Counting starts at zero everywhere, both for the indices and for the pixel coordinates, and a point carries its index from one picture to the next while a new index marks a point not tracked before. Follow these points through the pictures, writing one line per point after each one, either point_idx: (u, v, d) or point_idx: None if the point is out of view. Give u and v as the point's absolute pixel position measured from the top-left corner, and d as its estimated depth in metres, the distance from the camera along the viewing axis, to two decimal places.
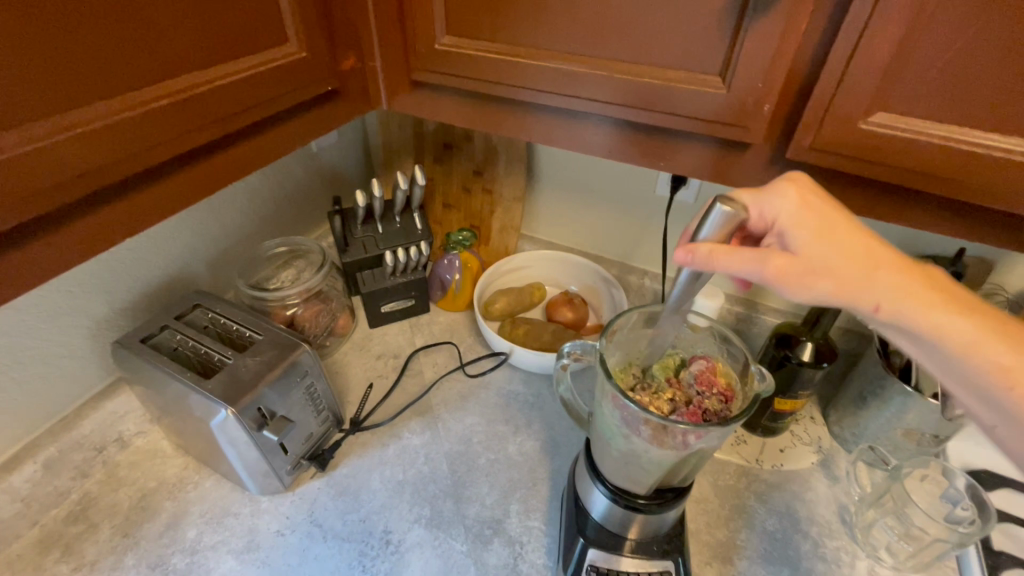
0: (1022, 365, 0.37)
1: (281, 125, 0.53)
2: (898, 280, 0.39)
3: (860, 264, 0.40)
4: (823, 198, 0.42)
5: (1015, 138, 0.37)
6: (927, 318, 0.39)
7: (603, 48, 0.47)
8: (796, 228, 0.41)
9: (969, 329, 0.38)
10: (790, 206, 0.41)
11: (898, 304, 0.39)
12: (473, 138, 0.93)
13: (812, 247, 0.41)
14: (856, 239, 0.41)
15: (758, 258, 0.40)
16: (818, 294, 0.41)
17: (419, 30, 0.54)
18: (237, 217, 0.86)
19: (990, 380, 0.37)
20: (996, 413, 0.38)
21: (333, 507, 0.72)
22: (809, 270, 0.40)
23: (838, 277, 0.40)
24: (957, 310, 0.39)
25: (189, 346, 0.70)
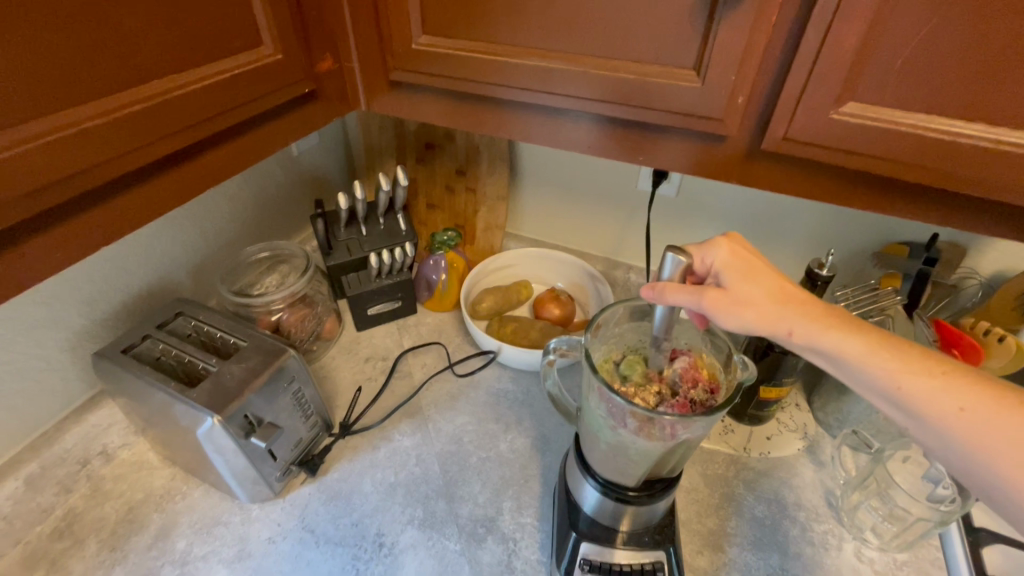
0: (909, 369, 0.39)
1: (257, 129, 0.52)
2: (805, 310, 0.43)
3: (773, 297, 0.44)
4: (750, 251, 0.48)
5: (980, 125, 0.39)
6: (828, 337, 0.41)
7: (578, 44, 0.48)
8: (727, 271, 0.46)
9: (867, 344, 0.40)
10: (722, 255, 0.47)
11: (806, 328, 0.42)
12: (455, 137, 0.93)
13: (740, 284, 0.45)
14: (771, 280, 0.45)
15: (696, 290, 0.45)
16: (741, 321, 0.44)
17: (395, 29, 0.54)
18: (217, 223, 0.85)
19: (883, 384, 0.39)
20: (911, 421, 0.39)
21: (325, 512, 0.71)
22: (735, 302, 0.44)
23: (757, 308, 0.43)
24: (857, 329, 0.41)
25: (172, 355, 0.69)
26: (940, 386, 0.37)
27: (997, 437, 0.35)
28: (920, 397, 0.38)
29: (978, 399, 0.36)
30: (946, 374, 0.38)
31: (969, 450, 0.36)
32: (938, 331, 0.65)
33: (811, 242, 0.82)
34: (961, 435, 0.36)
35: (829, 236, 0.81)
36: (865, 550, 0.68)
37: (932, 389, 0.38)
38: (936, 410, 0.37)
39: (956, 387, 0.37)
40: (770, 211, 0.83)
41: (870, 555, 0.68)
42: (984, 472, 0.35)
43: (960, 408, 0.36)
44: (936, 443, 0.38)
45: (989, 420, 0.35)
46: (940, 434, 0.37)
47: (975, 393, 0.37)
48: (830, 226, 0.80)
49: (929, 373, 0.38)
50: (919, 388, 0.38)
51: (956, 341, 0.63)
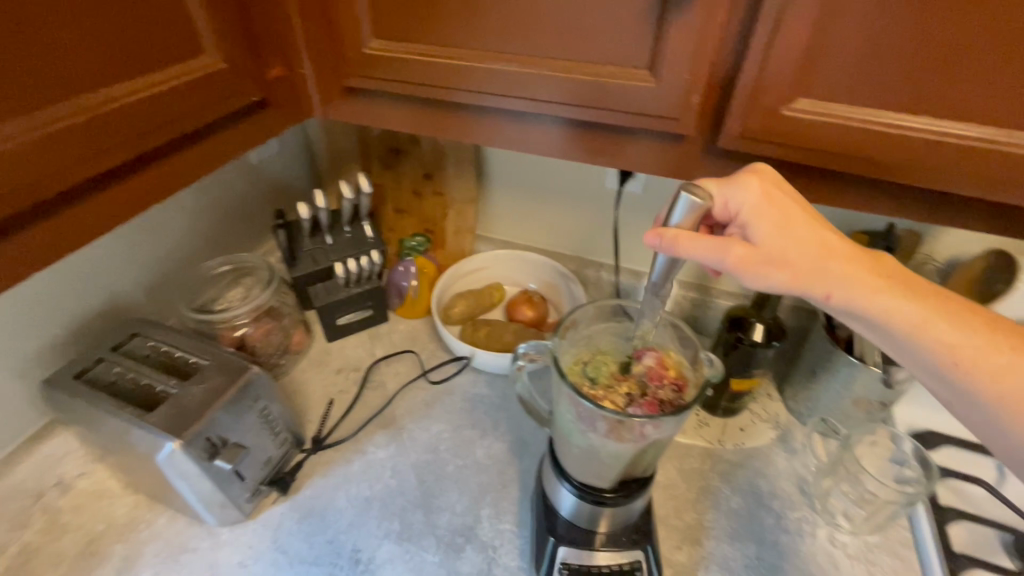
0: (970, 345, 0.38)
1: (205, 140, 0.50)
2: (848, 270, 0.41)
3: (813, 253, 0.42)
4: (787, 192, 0.44)
5: (924, 117, 0.39)
6: (878, 304, 0.40)
7: (533, 45, 0.47)
8: (759, 219, 0.43)
9: (922, 314, 0.39)
10: (753, 199, 0.43)
11: (849, 292, 0.41)
12: (420, 141, 0.91)
13: (774, 239, 0.43)
14: (810, 231, 0.43)
15: (722, 247, 0.42)
16: (771, 280, 0.42)
17: (345, 34, 0.53)
18: (174, 238, 0.82)
19: (941, 359, 0.38)
20: (961, 400, 0.38)
21: (298, 531, 0.70)
22: (766, 260, 0.42)
23: (791, 268, 0.42)
24: (910, 295, 0.40)
25: (129, 379, 0.66)
26: (1006, 363, 0.37)
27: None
28: (983, 374, 0.37)
29: None
30: (1013, 350, 0.37)
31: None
32: None
33: None
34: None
35: None
36: (837, 535, 0.70)
37: (996, 368, 0.37)
38: (995, 390, 0.37)
39: (1021, 366, 0.37)
40: None
41: (843, 539, 0.69)
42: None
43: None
44: (985, 424, 0.38)
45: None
46: (998, 417, 0.37)
47: None
48: None
49: (995, 349, 0.37)
50: (980, 365, 0.37)
51: None
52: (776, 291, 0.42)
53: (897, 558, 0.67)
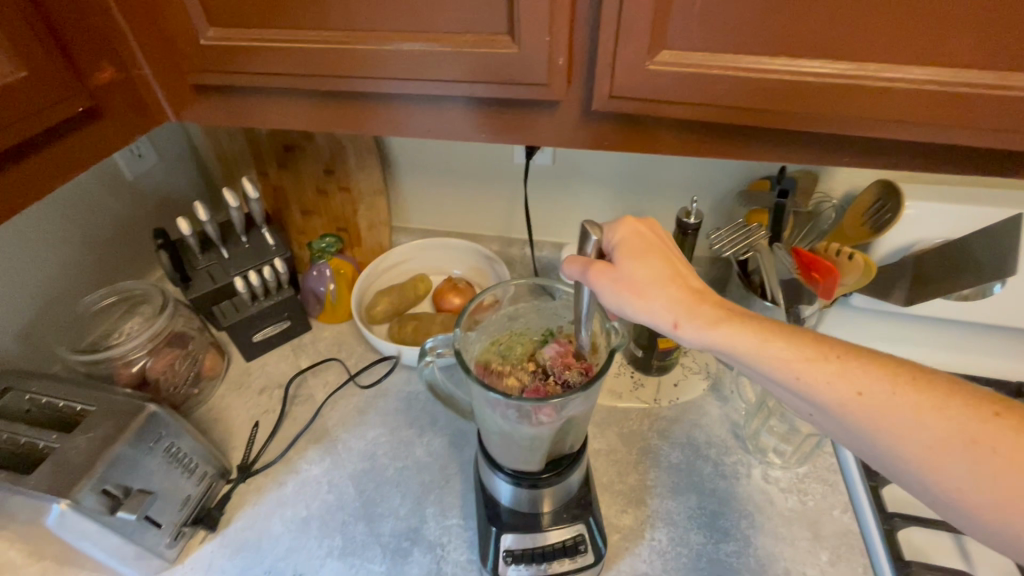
0: (803, 359, 0.39)
1: (21, 164, 0.42)
2: (694, 302, 0.43)
3: (664, 284, 0.43)
4: (656, 234, 0.47)
5: (781, 60, 0.39)
6: (719, 333, 0.41)
7: (386, 20, 0.43)
8: (623, 248, 0.45)
9: (761, 337, 0.40)
10: (622, 232, 0.46)
11: (694, 323, 0.42)
12: (314, 137, 0.83)
13: (632, 264, 0.44)
14: (666, 264, 0.44)
15: (583, 264, 0.45)
16: (621, 302, 0.43)
17: (175, 24, 0.47)
18: (42, 275, 0.73)
19: (783, 375, 0.39)
20: (813, 408, 0.39)
21: (232, 567, 0.66)
22: (618, 281, 0.44)
23: (639, 290, 0.43)
24: (750, 322, 0.41)
25: (5, 440, 0.59)
26: (836, 372, 0.38)
27: (901, 416, 0.35)
28: (820, 385, 0.38)
29: (874, 380, 0.37)
30: (841, 358, 0.38)
31: (871, 431, 0.36)
32: (796, 258, 0.69)
33: (687, 189, 0.83)
34: (866, 418, 0.36)
35: (702, 181, 0.82)
36: (770, 471, 0.73)
37: (831, 375, 0.38)
38: (834, 394, 0.37)
39: (853, 370, 0.37)
40: (644, 167, 0.83)
41: (776, 474, 0.72)
42: (888, 448, 0.36)
43: (858, 392, 0.37)
44: (839, 429, 0.38)
45: (885, 399, 0.36)
46: (846, 421, 0.38)
47: (871, 374, 0.37)
48: (702, 170, 0.81)
49: (824, 359, 0.38)
50: (817, 377, 0.38)
51: (817, 267, 0.65)
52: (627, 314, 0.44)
53: (824, 484, 0.71)
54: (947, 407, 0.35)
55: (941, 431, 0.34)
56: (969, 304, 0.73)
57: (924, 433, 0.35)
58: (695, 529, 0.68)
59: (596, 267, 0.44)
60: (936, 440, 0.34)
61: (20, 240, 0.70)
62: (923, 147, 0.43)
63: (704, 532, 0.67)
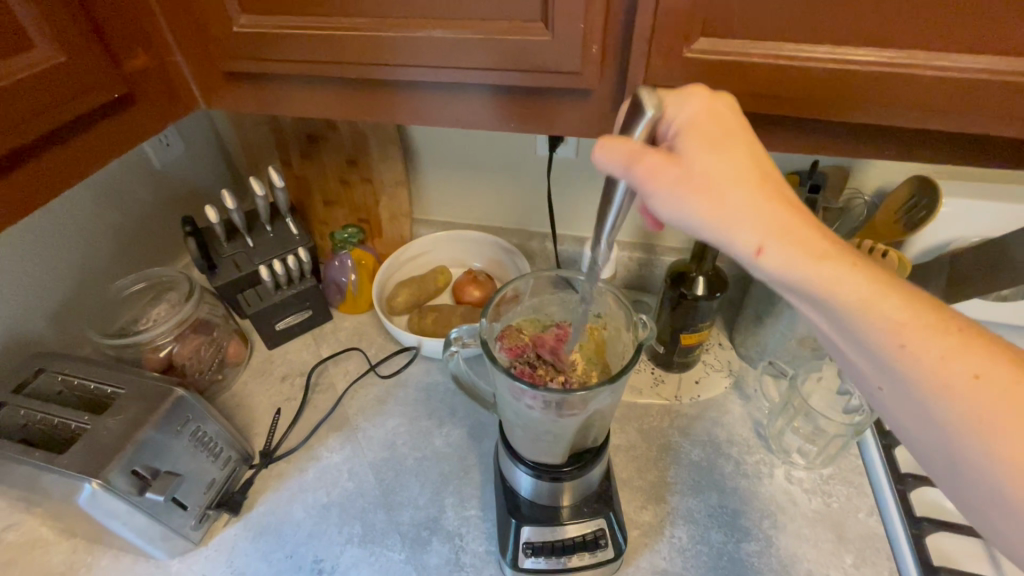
0: (918, 325, 0.34)
1: (61, 147, 0.43)
2: (781, 216, 0.35)
3: (742, 184, 0.35)
4: (736, 116, 0.37)
5: (824, 47, 0.38)
6: (819, 272, 0.34)
7: (418, 6, 0.43)
8: (694, 134, 0.36)
9: (872, 291, 0.34)
10: (695, 117, 0.37)
11: (781, 245, 0.34)
12: (338, 126, 0.84)
13: (701, 160, 0.36)
14: (745, 164, 0.36)
15: (639, 150, 0.35)
16: (684, 205, 0.35)
17: (208, 12, 0.47)
18: (73, 259, 0.75)
19: (885, 341, 0.34)
20: (900, 387, 0.34)
21: (254, 551, 0.67)
22: (685, 180, 0.35)
23: (710, 191, 0.35)
24: (859, 268, 0.35)
25: (38, 420, 0.61)
26: (949, 350, 0.33)
27: (1010, 412, 0.31)
28: (924, 357, 0.33)
29: (993, 365, 0.32)
30: (962, 332, 0.33)
31: (973, 423, 0.32)
32: None
33: None
34: (967, 406, 0.32)
35: None
36: (794, 472, 0.71)
37: (945, 351, 0.33)
38: (938, 369, 0.33)
39: (974, 348, 0.33)
40: None
41: (799, 475, 0.71)
42: (982, 444, 0.31)
43: (975, 373, 0.32)
44: (922, 413, 0.34)
45: (1006, 391, 0.31)
46: (937, 407, 0.33)
47: (991, 358, 0.32)
48: None
49: (946, 330, 0.33)
50: (924, 348, 0.33)
51: None
52: (687, 222, 0.36)
53: (850, 486, 0.70)
54: None
55: None
56: (1006, 304, 0.70)
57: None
58: (715, 528, 0.67)
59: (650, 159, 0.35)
60: None
61: (53, 227, 0.71)
62: (967, 139, 0.42)
63: (725, 530, 0.67)
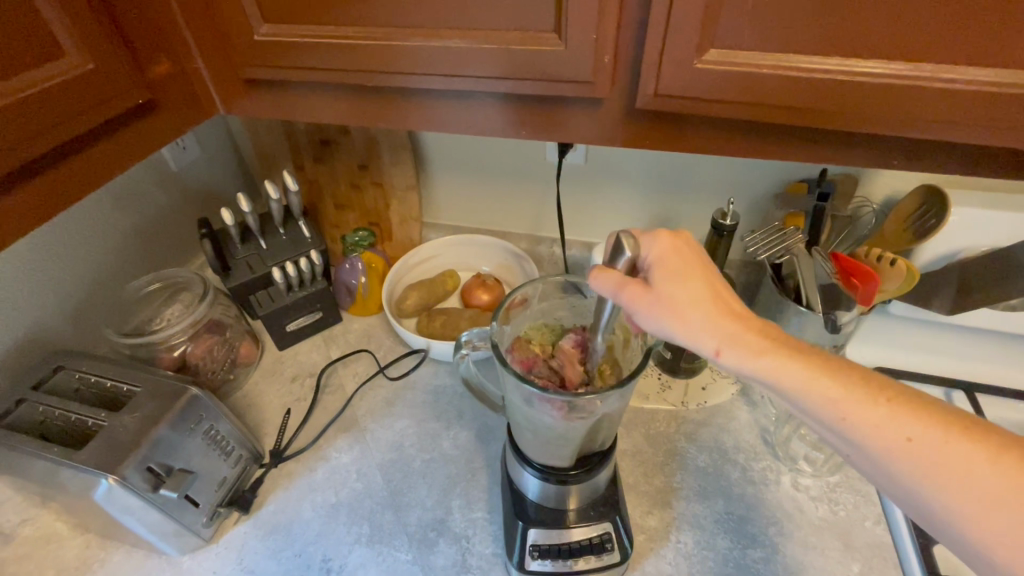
0: (854, 399, 0.36)
1: (86, 151, 0.45)
2: (740, 328, 0.40)
3: (704, 304, 0.41)
4: (693, 248, 0.43)
5: (833, 58, 0.38)
6: (768, 363, 0.38)
7: (434, 16, 0.44)
8: (661, 265, 0.42)
9: (810, 374, 0.37)
10: (661, 252, 0.43)
11: (737, 350, 0.39)
12: (350, 131, 0.85)
13: (670, 286, 0.41)
14: (706, 284, 0.42)
15: (619, 279, 0.41)
16: (661, 323, 0.41)
17: (230, 20, 0.49)
18: (91, 259, 0.77)
19: (828, 416, 0.37)
20: (855, 452, 0.37)
21: (264, 549, 0.67)
22: (658, 303, 0.41)
23: (680, 310, 0.40)
24: (797, 356, 0.38)
25: (56, 416, 0.62)
26: (885, 416, 0.35)
27: (947, 468, 0.33)
28: (863, 428, 0.36)
29: (924, 427, 0.35)
30: (890, 401, 0.36)
31: (916, 481, 0.34)
32: (834, 261, 0.69)
33: (720, 191, 0.83)
34: (909, 468, 0.34)
35: (736, 183, 0.81)
36: (801, 479, 0.71)
37: (878, 419, 0.36)
38: (878, 435, 0.35)
39: (904, 415, 0.35)
40: (677, 167, 0.82)
41: (806, 483, 0.71)
42: (930, 499, 0.34)
43: (907, 438, 0.35)
44: (877, 473, 0.36)
45: (937, 451, 0.34)
46: (887, 468, 0.36)
47: (921, 420, 0.35)
48: (736, 172, 0.80)
49: (875, 401, 0.36)
50: (861, 418, 0.36)
51: (855, 270, 0.66)
52: (664, 335, 0.41)
53: (857, 495, 0.69)
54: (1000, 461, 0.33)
55: (996, 487, 0.32)
56: (1015, 314, 0.70)
57: (974, 482, 0.33)
58: (722, 534, 0.67)
59: (633, 288, 0.40)
60: (982, 490, 0.32)
61: (73, 227, 0.73)
62: (975, 149, 0.42)
63: (731, 536, 0.67)
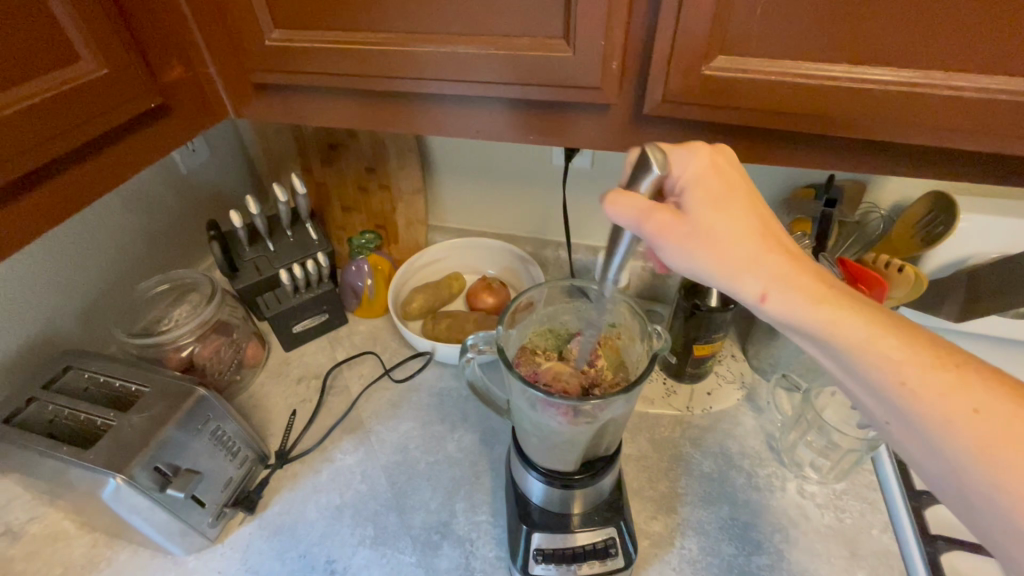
0: (918, 363, 0.35)
1: (100, 154, 0.45)
2: (779, 262, 0.39)
3: (742, 237, 0.39)
4: (733, 171, 0.41)
5: (841, 66, 0.38)
6: (819, 313, 0.37)
7: (443, 22, 0.44)
8: (698, 191, 0.40)
9: (869, 329, 0.37)
10: (696, 174, 0.40)
11: (782, 290, 0.38)
12: (358, 135, 0.86)
13: (706, 217, 0.40)
14: (742, 216, 0.40)
15: (648, 210, 0.39)
16: (692, 258, 0.40)
17: (241, 26, 0.49)
18: (101, 260, 0.78)
19: (886, 377, 0.36)
20: (906, 422, 0.36)
21: (268, 549, 0.68)
22: (693, 237, 0.39)
23: (714, 245, 0.39)
24: (856, 310, 0.37)
25: (66, 415, 0.63)
26: (949, 385, 0.34)
27: (1010, 446, 0.32)
28: (922, 395, 0.35)
29: (993, 400, 0.33)
30: (959, 369, 0.35)
31: (972, 458, 0.33)
32: (841, 268, 0.68)
33: None
34: (969, 440, 0.33)
35: None
36: (806, 486, 0.71)
37: (944, 385, 0.34)
38: (939, 403, 0.34)
39: (973, 384, 0.34)
40: None
41: (812, 489, 0.71)
42: (982, 478, 0.32)
43: (974, 409, 0.33)
44: (927, 447, 0.35)
45: (1001, 427, 0.32)
46: (942, 441, 0.34)
47: (990, 393, 0.34)
48: (743, 177, 0.80)
49: (941, 367, 0.35)
50: (925, 383, 0.35)
51: (862, 278, 0.65)
52: (694, 272, 0.40)
53: (863, 502, 0.69)
54: None
55: None
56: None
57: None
58: (726, 540, 0.67)
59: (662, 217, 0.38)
60: None
61: (85, 228, 0.74)
62: (984, 157, 0.42)
63: (735, 543, 0.66)
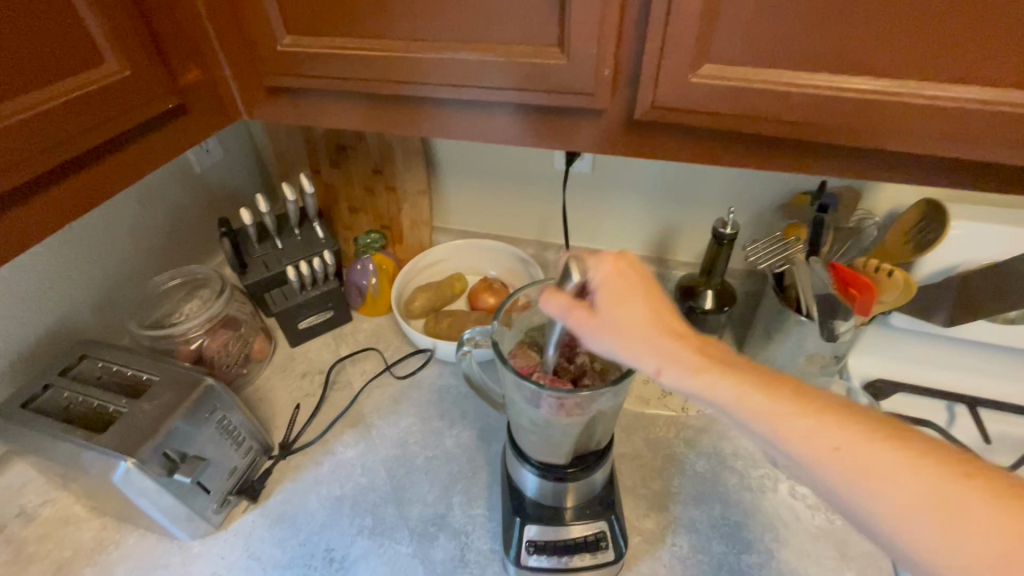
0: (782, 410, 0.36)
1: (119, 152, 0.48)
2: (676, 345, 0.40)
3: (647, 325, 0.42)
4: (641, 268, 0.44)
5: (824, 74, 0.40)
6: (702, 382, 0.38)
7: (445, 30, 0.47)
8: (605, 288, 0.43)
9: (740, 389, 0.37)
10: (606, 273, 0.44)
11: (675, 368, 0.40)
12: (365, 137, 0.88)
13: (613, 308, 0.42)
14: (650, 305, 0.42)
15: (563, 305, 0.43)
16: (605, 346, 0.43)
17: (256, 31, 0.52)
18: (117, 254, 0.81)
19: (760, 429, 0.36)
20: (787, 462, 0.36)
21: (270, 537, 0.70)
22: (602, 326, 0.42)
23: (620, 332, 0.42)
24: (733, 374, 0.38)
25: (80, 402, 0.66)
26: (813, 428, 0.35)
27: (873, 474, 0.33)
28: (796, 442, 0.35)
29: (847, 437, 0.34)
30: (817, 413, 0.36)
31: (847, 491, 0.34)
32: (832, 271, 0.70)
33: (724, 201, 0.84)
34: (836, 477, 0.34)
35: (740, 194, 0.83)
36: (798, 487, 0.72)
37: (807, 428, 0.35)
38: (807, 446, 0.35)
39: (829, 424, 0.35)
40: (681, 178, 0.84)
41: (803, 491, 0.72)
42: (860, 508, 0.34)
43: (834, 448, 0.34)
44: (811, 483, 0.36)
45: (865, 459, 0.34)
46: (817, 477, 0.35)
47: (848, 431, 0.34)
48: (740, 184, 0.82)
49: (801, 413, 0.36)
50: (792, 429, 0.35)
51: (853, 281, 0.67)
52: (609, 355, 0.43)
53: None
54: (920, 466, 0.33)
55: (914, 492, 0.32)
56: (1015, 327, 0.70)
57: (897, 493, 0.32)
58: (717, 539, 0.68)
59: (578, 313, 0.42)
60: (906, 498, 0.32)
61: (102, 224, 0.77)
62: (964, 163, 0.44)
63: (726, 541, 0.68)
